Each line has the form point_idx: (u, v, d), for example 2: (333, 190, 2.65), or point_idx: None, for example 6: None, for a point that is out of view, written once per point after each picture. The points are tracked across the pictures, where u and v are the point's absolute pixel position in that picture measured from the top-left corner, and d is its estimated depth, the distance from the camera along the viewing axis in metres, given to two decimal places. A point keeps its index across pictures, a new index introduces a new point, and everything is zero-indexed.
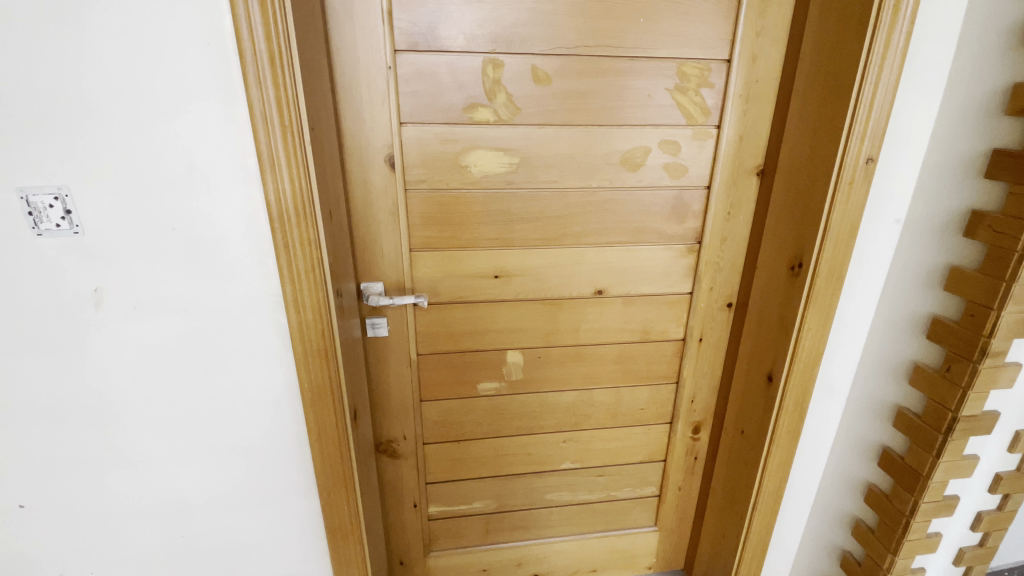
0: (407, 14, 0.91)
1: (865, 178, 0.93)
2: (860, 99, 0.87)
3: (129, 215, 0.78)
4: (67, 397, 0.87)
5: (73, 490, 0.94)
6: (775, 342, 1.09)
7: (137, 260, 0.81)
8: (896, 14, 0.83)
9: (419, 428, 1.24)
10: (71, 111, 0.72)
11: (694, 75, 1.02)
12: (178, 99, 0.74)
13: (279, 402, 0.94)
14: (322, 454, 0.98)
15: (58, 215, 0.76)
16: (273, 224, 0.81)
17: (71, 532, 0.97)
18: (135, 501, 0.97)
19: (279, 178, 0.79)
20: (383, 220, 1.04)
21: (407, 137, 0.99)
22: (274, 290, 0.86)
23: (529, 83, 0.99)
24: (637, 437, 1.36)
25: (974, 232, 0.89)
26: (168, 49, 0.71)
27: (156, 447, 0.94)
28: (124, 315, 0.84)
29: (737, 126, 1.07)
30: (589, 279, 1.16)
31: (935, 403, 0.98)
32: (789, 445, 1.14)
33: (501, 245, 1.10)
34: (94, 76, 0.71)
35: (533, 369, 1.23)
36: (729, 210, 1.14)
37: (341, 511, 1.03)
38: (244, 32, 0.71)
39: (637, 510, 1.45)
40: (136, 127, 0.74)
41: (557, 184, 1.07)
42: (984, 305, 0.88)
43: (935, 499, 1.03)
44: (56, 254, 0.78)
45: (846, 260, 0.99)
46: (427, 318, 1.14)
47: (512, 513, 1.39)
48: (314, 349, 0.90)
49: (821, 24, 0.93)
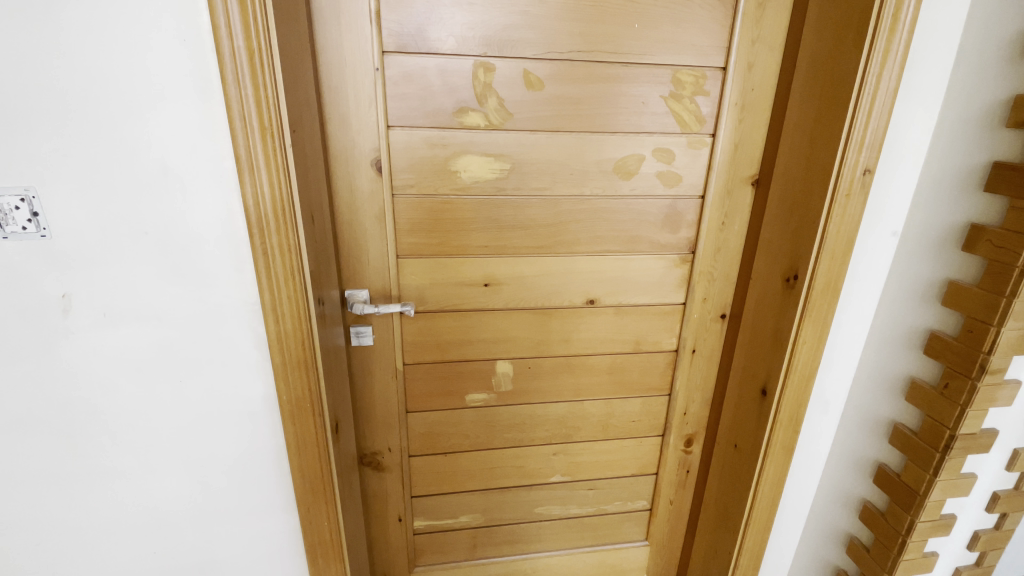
0: (396, 15, 0.89)
1: (862, 190, 0.91)
2: (858, 109, 0.86)
3: (101, 218, 0.74)
4: (33, 409, 0.83)
5: (40, 506, 0.89)
6: (770, 355, 1.07)
7: (109, 265, 0.77)
8: (895, 23, 0.81)
9: (405, 440, 1.20)
10: (40, 109, 0.68)
11: (689, 82, 1.01)
12: (151, 97, 0.70)
13: (258, 415, 0.90)
14: (302, 470, 0.94)
15: (25, 217, 0.72)
16: (251, 228, 0.77)
17: (38, 549, 0.92)
18: (108, 516, 0.92)
19: (258, 181, 0.75)
20: (369, 226, 1.01)
21: (395, 141, 0.96)
22: (252, 298, 0.83)
23: (521, 88, 0.96)
24: (628, 450, 1.33)
25: (974, 246, 0.88)
26: (142, 44, 0.68)
27: (128, 460, 0.89)
28: (94, 323, 0.80)
29: (732, 135, 1.05)
30: (580, 288, 1.14)
31: (933, 420, 0.97)
32: (784, 460, 1.12)
33: (491, 252, 1.07)
34: (65, 72, 0.67)
35: (523, 380, 1.20)
36: (723, 220, 1.12)
37: (322, 527, 0.99)
38: (222, 29, 0.68)
39: (628, 524, 1.41)
40: (109, 126, 0.71)
41: (549, 191, 1.04)
42: (984, 321, 0.87)
43: (931, 518, 1.01)
44: (21, 259, 0.74)
45: (843, 272, 0.97)
46: (414, 327, 1.11)
47: (500, 527, 1.35)
48: (294, 360, 0.86)
49: (818, 33, 0.92)
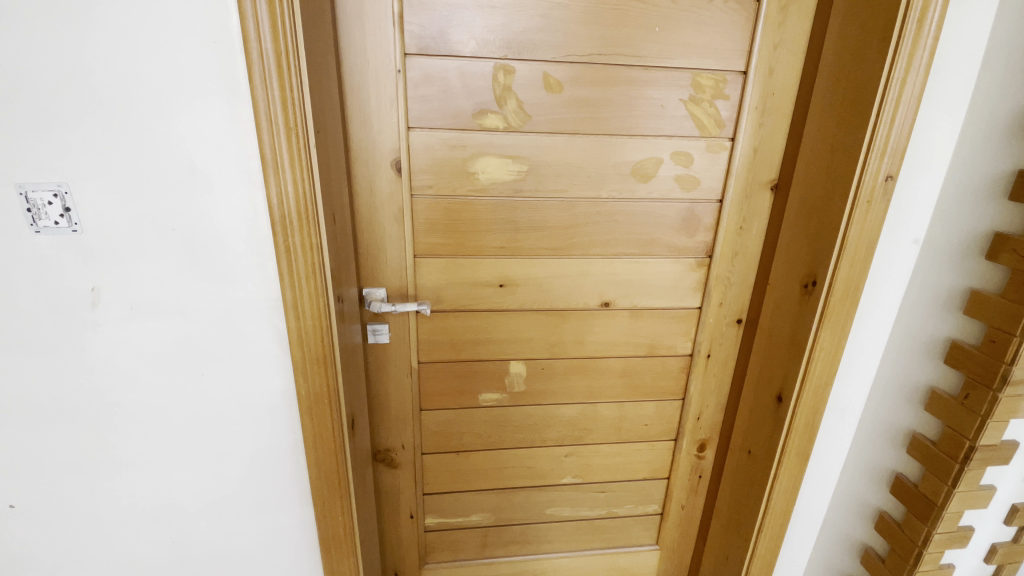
0: (418, 18, 0.90)
1: (883, 197, 0.90)
2: (881, 115, 0.85)
3: (130, 214, 0.76)
4: (60, 397, 0.85)
5: (65, 494, 0.92)
6: (786, 360, 1.06)
7: (136, 260, 0.79)
8: (921, 28, 0.80)
9: (418, 438, 1.21)
10: (72, 108, 0.70)
11: (709, 86, 1.00)
12: (182, 97, 0.72)
13: (276, 409, 0.92)
14: (318, 466, 0.95)
15: (57, 212, 0.74)
16: (274, 227, 0.79)
17: (62, 534, 0.94)
18: (129, 505, 0.95)
19: (282, 181, 0.77)
20: (388, 225, 1.02)
21: (415, 142, 0.97)
22: (274, 295, 0.84)
23: (540, 91, 0.97)
24: (640, 453, 1.33)
25: (997, 255, 0.87)
26: (176, 45, 0.70)
27: (149, 450, 0.91)
28: (121, 316, 0.82)
29: (751, 139, 1.05)
30: (595, 290, 1.14)
31: (952, 431, 0.96)
32: (798, 467, 1.11)
33: (507, 253, 1.08)
34: (98, 73, 0.69)
35: (536, 381, 1.21)
36: (741, 224, 1.12)
37: (337, 521, 1.01)
38: (251, 31, 0.69)
39: (638, 528, 1.41)
40: (140, 125, 0.72)
41: (566, 194, 1.05)
42: (1006, 331, 0.86)
43: (948, 529, 1.01)
44: (53, 252, 0.77)
45: (862, 279, 0.96)
46: (429, 326, 1.12)
47: (510, 527, 1.36)
48: (313, 356, 0.88)
49: (841, 37, 0.91)
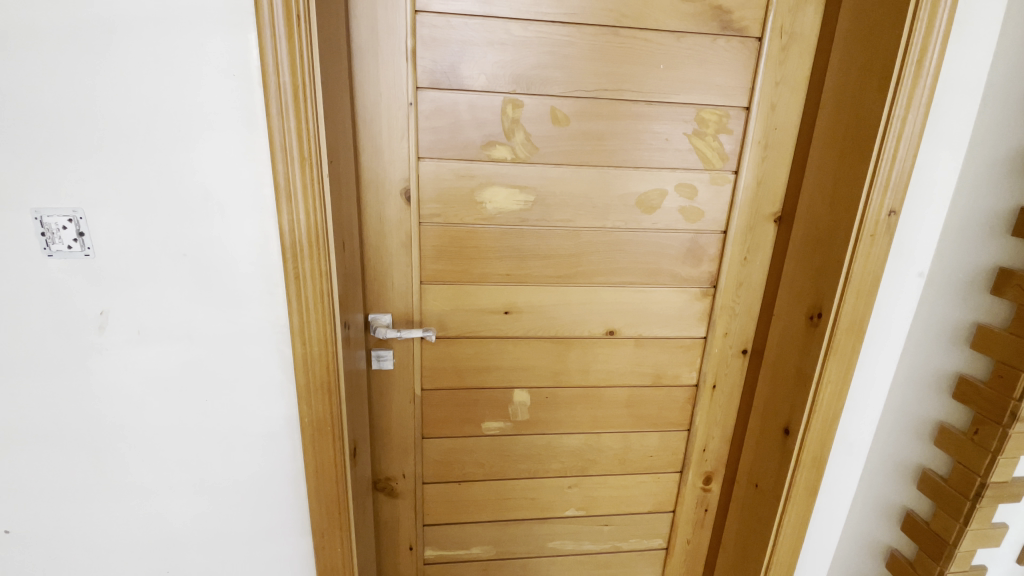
0: (431, 53, 0.93)
1: (887, 231, 0.91)
2: (883, 151, 0.87)
3: (141, 240, 0.77)
4: (61, 421, 0.84)
5: (60, 519, 0.90)
6: (792, 392, 1.05)
7: (145, 285, 0.80)
8: (920, 68, 0.83)
9: (419, 466, 1.20)
10: (91, 134, 0.72)
11: (712, 121, 1.03)
12: (199, 126, 0.74)
13: (278, 436, 0.91)
14: (318, 495, 0.94)
15: (71, 237, 0.75)
16: (285, 253, 0.80)
17: (54, 561, 0.92)
18: (125, 532, 0.93)
19: (294, 209, 0.78)
20: (395, 252, 1.03)
21: (425, 172, 0.99)
22: (281, 321, 0.84)
23: (548, 124, 0.99)
24: (644, 486, 1.30)
25: (1003, 290, 0.87)
26: (197, 77, 0.72)
27: (148, 476, 0.90)
28: (126, 340, 0.82)
29: (754, 172, 1.06)
30: (601, 319, 1.14)
31: (962, 467, 0.94)
32: (807, 502, 1.09)
33: (513, 280, 1.08)
34: (118, 103, 0.71)
35: (539, 410, 1.20)
36: (745, 255, 1.12)
37: (336, 552, 0.98)
38: (270, 65, 0.71)
39: (643, 563, 1.38)
40: (157, 152, 0.74)
41: (571, 223, 1.06)
42: (1013, 365, 0.86)
43: (961, 568, 0.99)
44: (64, 276, 0.77)
45: (867, 313, 0.96)
46: (434, 353, 1.12)
47: (511, 560, 1.32)
48: (318, 383, 0.87)
49: (841, 76, 0.94)
